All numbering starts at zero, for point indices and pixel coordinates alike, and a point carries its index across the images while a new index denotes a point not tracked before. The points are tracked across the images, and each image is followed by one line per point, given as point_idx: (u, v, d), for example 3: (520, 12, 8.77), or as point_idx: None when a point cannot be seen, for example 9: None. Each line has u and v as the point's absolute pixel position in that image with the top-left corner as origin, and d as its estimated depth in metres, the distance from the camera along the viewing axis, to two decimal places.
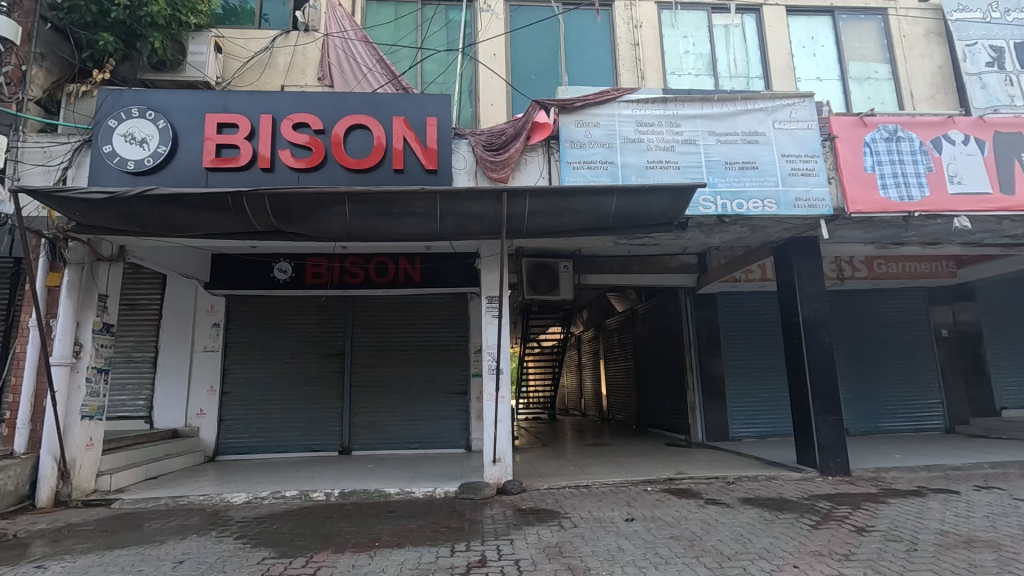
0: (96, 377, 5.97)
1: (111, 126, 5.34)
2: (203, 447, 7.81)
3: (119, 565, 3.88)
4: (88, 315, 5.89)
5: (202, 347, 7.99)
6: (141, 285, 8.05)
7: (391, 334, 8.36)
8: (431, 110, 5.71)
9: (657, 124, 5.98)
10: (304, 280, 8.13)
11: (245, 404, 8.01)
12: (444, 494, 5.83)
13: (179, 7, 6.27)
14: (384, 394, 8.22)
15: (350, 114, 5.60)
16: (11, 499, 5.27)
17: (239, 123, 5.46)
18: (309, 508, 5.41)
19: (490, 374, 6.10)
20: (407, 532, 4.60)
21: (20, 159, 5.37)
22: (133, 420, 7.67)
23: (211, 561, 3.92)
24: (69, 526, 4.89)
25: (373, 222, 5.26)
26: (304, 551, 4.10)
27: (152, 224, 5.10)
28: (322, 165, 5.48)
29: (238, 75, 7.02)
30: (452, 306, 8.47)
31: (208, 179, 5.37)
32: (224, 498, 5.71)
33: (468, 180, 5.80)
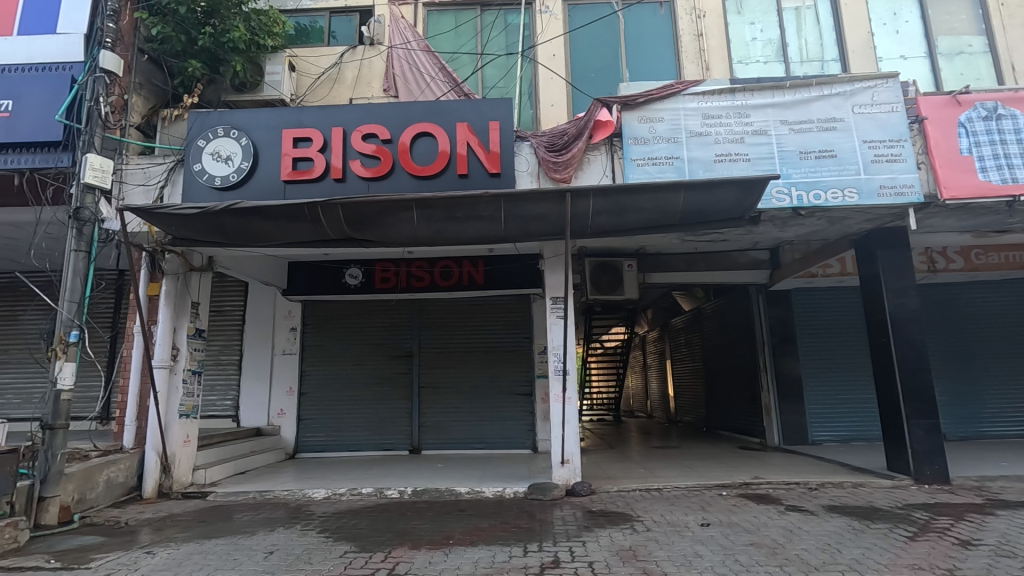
0: (191, 378, 6.44)
1: (200, 146, 5.77)
2: (284, 445, 8.26)
3: (217, 553, 4.18)
4: (183, 321, 6.38)
5: (281, 350, 8.44)
6: (226, 293, 8.63)
7: (457, 337, 8.53)
8: (493, 114, 5.77)
9: (725, 115, 5.78)
10: (373, 285, 8.36)
11: (321, 404, 8.41)
12: (513, 495, 5.87)
13: (257, 31, 6.74)
14: (451, 395, 8.39)
15: (415, 123, 5.77)
16: (122, 489, 5.82)
17: (313, 137, 5.75)
18: (384, 505, 5.60)
19: (556, 375, 6.09)
20: (480, 531, 4.67)
21: (124, 179, 5.93)
22: (222, 418, 8.23)
23: (297, 553, 4.14)
24: (172, 516, 5.31)
25: (439, 227, 5.38)
26: (382, 547, 4.26)
27: (238, 235, 5.45)
28: (390, 173, 5.68)
29: (310, 91, 7.40)
30: (516, 307, 8.52)
31: (285, 192, 5.69)
32: (305, 494, 6.01)
33: (531, 182, 5.82)
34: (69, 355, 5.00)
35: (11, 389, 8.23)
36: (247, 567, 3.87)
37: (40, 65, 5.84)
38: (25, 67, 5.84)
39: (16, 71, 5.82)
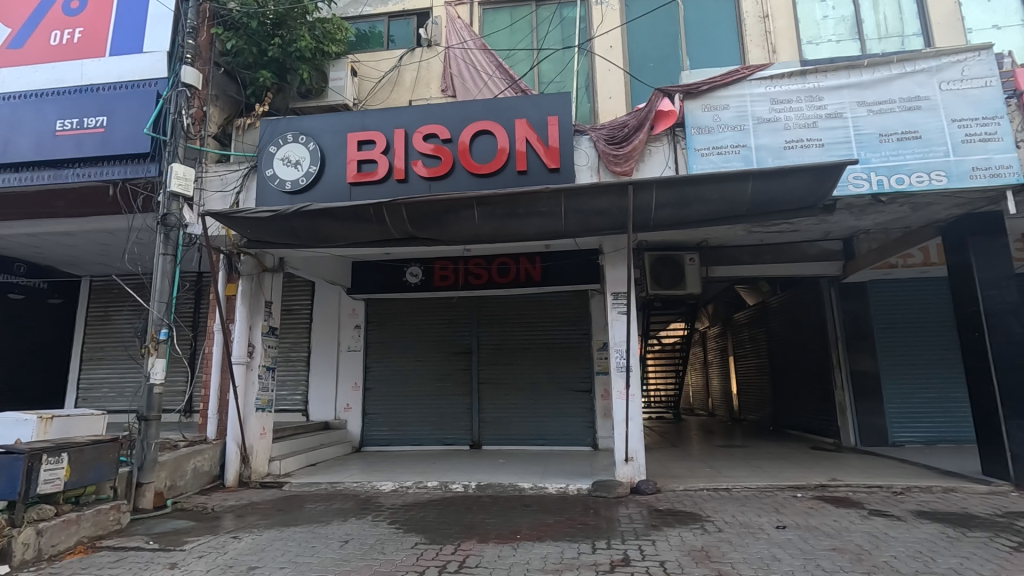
0: (265, 373, 6.77)
1: (272, 152, 6.05)
2: (350, 438, 8.55)
3: (297, 540, 4.38)
4: (258, 319, 6.71)
5: (347, 347, 8.75)
6: (294, 292, 9.00)
7: (515, 333, 8.57)
8: (552, 109, 5.73)
9: (796, 99, 5.51)
10: (432, 282, 8.50)
11: (384, 400, 8.66)
12: (576, 492, 5.84)
13: (322, 39, 7.01)
14: (510, 391, 8.44)
15: (475, 121, 5.82)
16: (207, 478, 6.20)
17: (376, 139, 5.91)
18: (450, 499, 5.71)
19: (618, 372, 6.02)
20: (546, 526, 4.67)
21: (204, 187, 6.30)
22: (293, 412, 8.61)
23: (371, 542, 4.29)
24: (252, 504, 5.62)
25: (500, 223, 5.41)
26: (451, 539, 4.33)
27: (308, 237, 5.68)
28: (450, 172, 5.76)
29: (371, 94, 7.62)
30: (574, 303, 8.47)
31: (351, 193, 5.89)
32: (374, 486, 6.21)
33: (590, 176, 5.75)
34: (160, 351, 5.36)
35: (108, 383, 8.93)
36: (326, 555, 4.04)
37: (130, 82, 6.28)
38: (117, 85, 6.28)
39: (110, 90, 6.27)
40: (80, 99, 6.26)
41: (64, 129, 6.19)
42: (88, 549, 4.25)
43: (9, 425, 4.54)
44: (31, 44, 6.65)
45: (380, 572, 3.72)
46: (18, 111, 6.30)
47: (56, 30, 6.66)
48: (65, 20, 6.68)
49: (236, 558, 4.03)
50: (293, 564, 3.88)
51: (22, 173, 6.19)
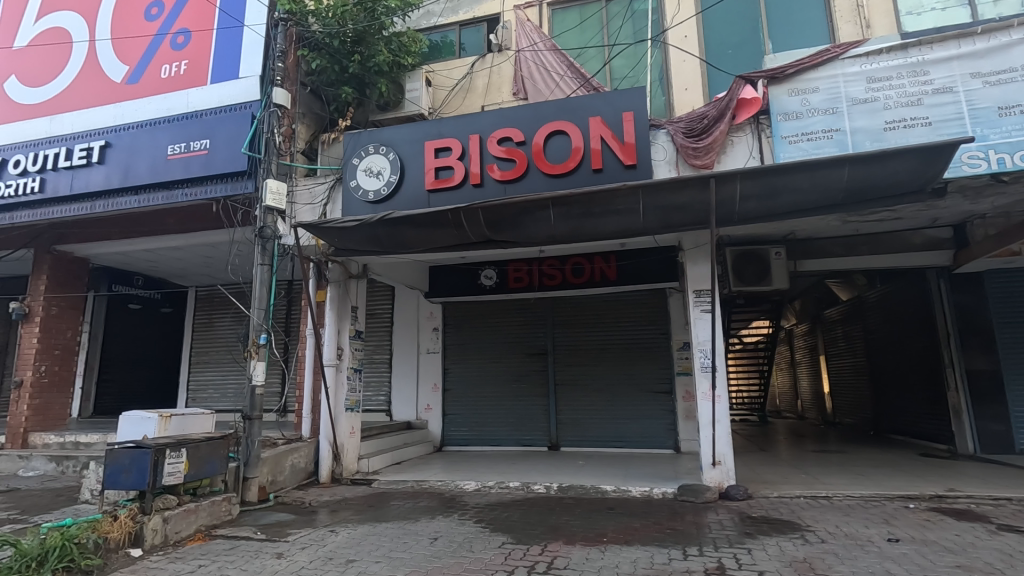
0: (353, 375, 7.11)
1: (355, 163, 6.35)
2: (431, 438, 8.78)
3: (389, 536, 4.56)
4: (345, 324, 7.05)
5: (426, 349, 9.00)
6: (376, 297, 9.41)
7: (591, 334, 8.48)
8: (627, 104, 5.62)
9: (896, 75, 5.10)
10: (507, 284, 8.58)
11: (463, 401, 8.83)
12: (662, 496, 5.67)
13: (398, 52, 7.32)
14: (587, 392, 8.35)
15: (548, 122, 5.82)
16: (304, 474, 6.59)
17: (452, 146, 6.05)
18: (533, 499, 5.74)
19: (703, 373, 5.80)
20: (633, 530, 4.58)
21: (295, 200, 6.71)
22: (378, 412, 8.98)
23: (460, 540, 4.39)
24: (345, 500, 5.91)
25: (576, 223, 5.36)
26: (538, 540, 4.35)
27: (389, 244, 5.89)
28: (525, 174, 5.80)
29: (445, 103, 7.82)
30: (652, 302, 8.27)
31: (429, 200, 6.06)
32: (457, 484, 6.34)
33: (669, 171, 5.59)
34: (261, 355, 5.75)
35: (213, 384, 9.68)
36: (417, 551, 4.17)
37: (229, 106, 6.80)
38: (218, 109, 6.83)
39: (211, 114, 6.81)
40: (187, 125, 6.86)
41: (174, 153, 6.80)
42: (205, 537, 4.64)
43: (136, 422, 4.96)
44: (145, 77, 7.36)
45: (470, 569, 3.79)
46: (136, 139, 6.99)
47: (165, 64, 7.33)
48: (172, 54, 7.36)
49: (336, 550, 4.25)
50: (387, 559, 4.03)
51: (140, 195, 6.85)
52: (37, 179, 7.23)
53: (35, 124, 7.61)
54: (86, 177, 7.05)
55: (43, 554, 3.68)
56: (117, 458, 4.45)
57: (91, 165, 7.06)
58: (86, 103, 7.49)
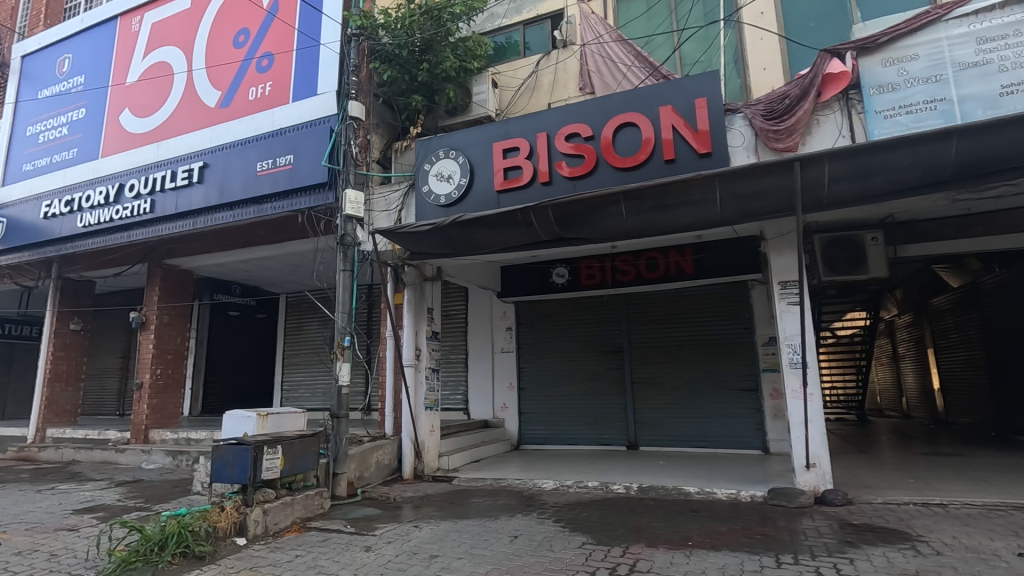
0: (431, 375, 7.30)
1: (426, 169, 6.52)
2: (509, 437, 8.86)
3: (470, 533, 4.64)
4: (422, 325, 7.26)
5: (500, 349, 9.09)
6: (451, 298, 9.64)
7: (668, 330, 8.21)
8: (700, 90, 5.37)
9: (1012, 33, 4.60)
10: (580, 282, 8.51)
11: (538, 400, 8.83)
12: (750, 499, 5.39)
13: (464, 57, 7.47)
14: (665, 391, 8.10)
15: (616, 115, 5.69)
16: (388, 470, 6.85)
17: (520, 145, 6.07)
18: (612, 500, 5.64)
19: (792, 369, 5.45)
20: (719, 535, 4.38)
21: (372, 208, 6.99)
22: (456, 410, 9.19)
23: (540, 539, 4.38)
24: (427, 496, 6.08)
25: (649, 216, 5.19)
26: (619, 541, 4.26)
27: (461, 246, 5.98)
28: (594, 169, 5.71)
29: (512, 103, 7.85)
30: (732, 296, 7.89)
31: (499, 201, 6.11)
32: (536, 483, 6.35)
33: (747, 156, 5.30)
34: (345, 356, 6.03)
35: (304, 385, 10.29)
36: (498, 548, 4.22)
37: (309, 122, 7.20)
38: (300, 126, 7.25)
39: (294, 131, 7.24)
40: (273, 142, 7.33)
41: (263, 169, 7.29)
42: (301, 529, 4.93)
43: (237, 420, 5.37)
44: (235, 101, 7.94)
45: (551, 569, 3.78)
46: (229, 159, 7.57)
47: (253, 86, 7.88)
48: (258, 77, 7.89)
49: (420, 545, 4.38)
50: (469, 555, 4.10)
51: (235, 210, 7.40)
52: (148, 201, 8.01)
53: (145, 151, 8.42)
54: (188, 197, 7.72)
55: (163, 540, 4.07)
56: (222, 453, 4.83)
57: (192, 184, 7.72)
58: (186, 128, 8.19)
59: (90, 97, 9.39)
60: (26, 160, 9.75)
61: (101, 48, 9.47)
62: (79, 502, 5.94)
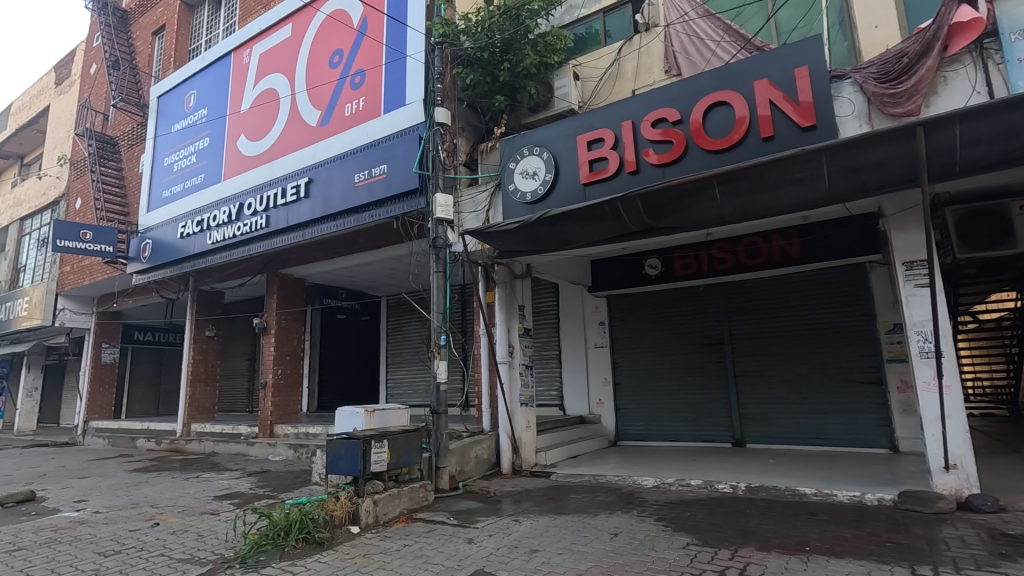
0: (525, 371, 7.38)
1: (512, 167, 6.59)
2: (606, 432, 8.74)
3: (570, 529, 4.63)
4: (514, 322, 7.35)
5: (594, 344, 8.98)
6: (542, 294, 9.69)
7: (773, 320, 7.67)
8: (800, 58, 4.95)
9: None
10: (673, 273, 8.22)
11: (635, 395, 8.61)
12: (877, 502, 4.90)
13: (544, 52, 7.44)
14: (773, 384, 7.58)
15: (706, 95, 5.41)
16: (488, 465, 7.00)
17: (604, 136, 5.95)
18: (717, 499, 5.37)
19: (923, 359, 4.88)
20: (841, 541, 4.03)
21: (461, 210, 7.17)
22: (552, 406, 9.21)
23: (641, 538, 4.28)
24: (526, 491, 6.16)
25: (747, 199, 4.87)
26: (727, 543, 4.05)
27: (549, 242, 5.96)
28: (684, 154, 5.46)
29: (595, 94, 7.71)
30: (847, 280, 7.21)
31: (586, 194, 6.04)
32: (635, 480, 6.20)
33: (859, 126, 4.81)
34: (442, 354, 6.24)
35: (406, 382, 10.81)
36: (598, 545, 4.17)
37: (400, 131, 7.54)
38: (391, 136, 7.60)
39: (386, 141, 7.62)
40: (368, 154, 7.75)
41: (360, 180, 7.74)
42: (408, 519, 5.19)
43: (348, 415, 5.76)
44: (334, 117, 8.50)
45: (654, 569, 3.67)
46: (331, 173, 8.13)
47: (348, 102, 8.38)
48: (352, 93, 8.38)
49: (520, 540, 4.44)
50: (569, 551, 4.10)
51: (337, 220, 7.93)
52: (264, 217, 8.79)
53: (259, 171, 9.25)
54: (297, 211, 8.38)
55: (289, 525, 4.46)
56: (336, 447, 5.20)
57: (300, 199, 8.37)
58: (293, 147, 8.89)
59: (212, 126, 10.48)
60: (165, 187, 11.07)
61: (219, 82, 10.55)
62: (219, 489, 6.67)
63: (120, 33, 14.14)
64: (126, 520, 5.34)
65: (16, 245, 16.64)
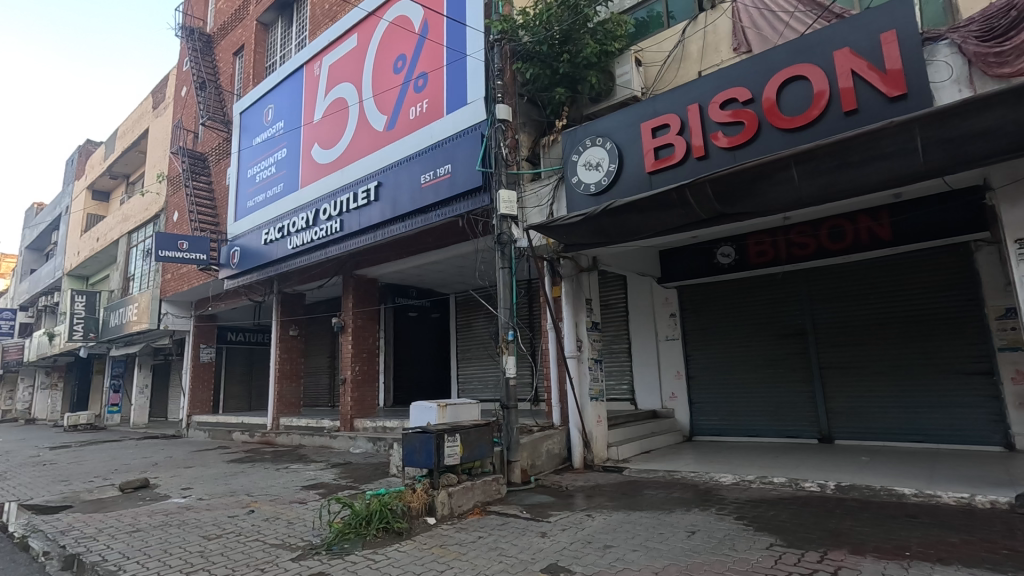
0: (594, 365, 7.31)
1: (575, 160, 6.51)
2: (680, 427, 8.50)
3: (645, 525, 4.54)
4: (582, 316, 7.29)
5: (665, 337, 8.74)
6: (609, 287, 9.55)
7: (862, 307, 7.13)
8: (886, 22, 4.55)
9: None
10: (748, 260, 7.84)
11: (710, 388, 8.31)
12: (989, 505, 4.45)
13: (604, 40, 7.28)
14: (864, 376, 7.06)
15: (779, 70, 5.11)
16: (559, 459, 7.00)
17: (670, 122, 5.76)
18: (804, 498, 5.08)
19: None
20: (947, 546, 3.69)
21: (525, 205, 7.14)
22: (623, 400, 9.08)
23: (720, 537, 4.12)
24: (599, 486, 6.10)
25: (828, 179, 4.55)
26: (815, 545, 3.83)
27: (615, 234, 5.84)
28: (757, 135, 5.18)
29: (659, 79, 7.41)
30: (947, 262, 6.57)
31: (652, 182, 5.86)
32: (713, 477, 5.98)
33: (958, 91, 4.37)
34: (511, 350, 6.28)
35: (476, 377, 11.00)
36: (675, 543, 4.06)
37: (462, 131, 7.65)
38: (454, 136, 7.73)
39: (450, 142, 7.75)
40: (433, 155, 7.92)
41: (426, 181, 7.92)
42: (482, 512, 5.29)
43: (423, 410, 5.95)
44: (399, 121, 8.75)
45: (736, 570, 3.52)
46: (398, 176, 8.38)
47: (412, 106, 8.60)
48: (416, 96, 8.59)
49: (593, 535, 4.40)
50: (645, 548, 4.02)
51: (406, 221, 8.16)
52: (338, 221, 9.21)
53: (332, 178, 9.70)
54: (368, 214, 8.71)
55: (369, 515, 4.66)
56: (411, 441, 5.37)
57: (371, 203, 8.70)
58: (363, 153, 9.24)
59: (288, 138, 11.10)
60: (250, 197, 11.85)
61: (293, 95, 11.15)
62: (306, 479, 7.09)
63: (205, 56, 15.27)
64: (225, 507, 5.79)
65: (126, 257, 18.42)
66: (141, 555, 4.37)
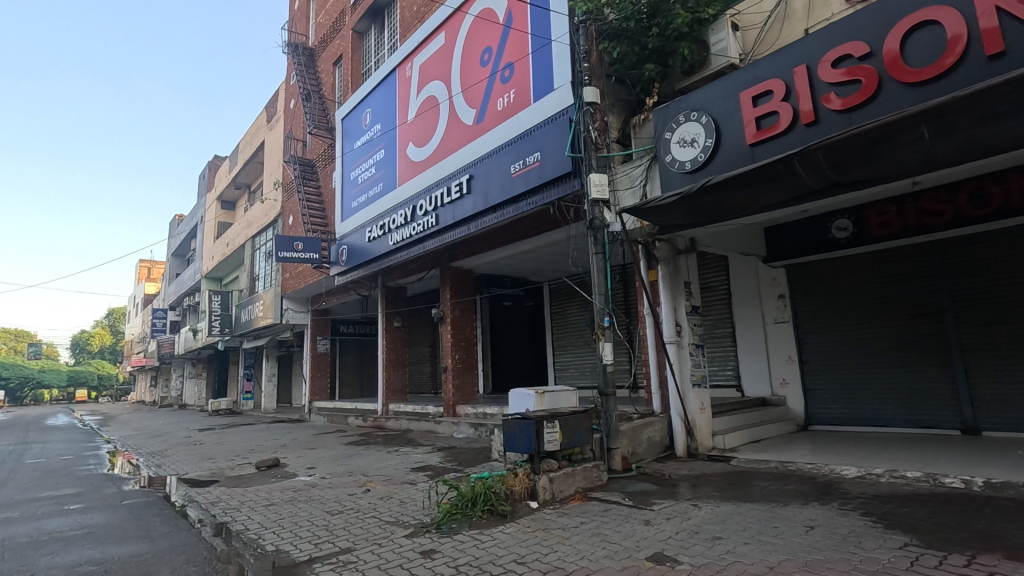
0: (695, 351, 7.04)
1: (668, 137, 6.25)
2: (794, 416, 7.96)
3: (757, 518, 4.31)
4: (681, 300, 7.02)
5: (773, 320, 8.20)
6: (709, 269, 9.15)
7: (1015, 280, 6.20)
8: None
9: None
10: (869, 233, 7.14)
11: (827, 374, 7.68)
12: None
13: (697, 7, 6.82)
14: (1018, 359, 6.15)
15: (903, 17, 4.55)
16: (661, 447, 6.84)
17: (773, 88, 5.34)
18: (944, 495, 4.55)
19: None
20: None
21: (617, 187, 7.01)
22: (728, 387, 8.72)
23: (844, 534, 3.81)
24: (704, 475, 5.88)
25: (968, 135, 3.99)
26: (959, 548, 3.42)
27: (714, 213, 5.53)
28: (876, 93, 4.66)
29: (759, 43, 6.89)
30: None
31: (754, 154, 5.48)
32: (833, 469, 5.52)
33: None
34: (607, 336, 6.19)
35: (573, 364, 11.00)
36: (791, 538, 3.81)
37: (550, 118, 7.62)
38: (542, 124, 7.71)
39: (538, 129, 7.74)
40: (522, 144, 7.96)
41: (516, 171, 7.99)
42: (583, 498, 5.29)
43: (521, 397, 6.05)
44: (488, 114, 8.89)
45: (864, 569, 3.24)
46: (489, 168, 8.53)
47: (500, 97, 8.69)
48: (503, 87, 8.66)
49: (700, 525, 4.25)
50: (758, 542, 3.81)
51: (498, 212, 8.29)
52: (434, 216, 9.57)
53: (427, 174, 10.08)
54: (462, 207, 8.96)
55: (474, 497, 4.83)
56: (511, 427, 5.50)
57: (464, 196, 8.94)
58: (454, 148, 9.50)
59: (385, 139, 11.67)
60: (353, 198, 12.63)
61: (388, 98, 11.68)
62: (415, 462, 7.52)
63: (309, 70, 16.42)
64: (345, 485, 6.31)
65: (252, 259, 20.42)
66: (277, 526, 4.88)
